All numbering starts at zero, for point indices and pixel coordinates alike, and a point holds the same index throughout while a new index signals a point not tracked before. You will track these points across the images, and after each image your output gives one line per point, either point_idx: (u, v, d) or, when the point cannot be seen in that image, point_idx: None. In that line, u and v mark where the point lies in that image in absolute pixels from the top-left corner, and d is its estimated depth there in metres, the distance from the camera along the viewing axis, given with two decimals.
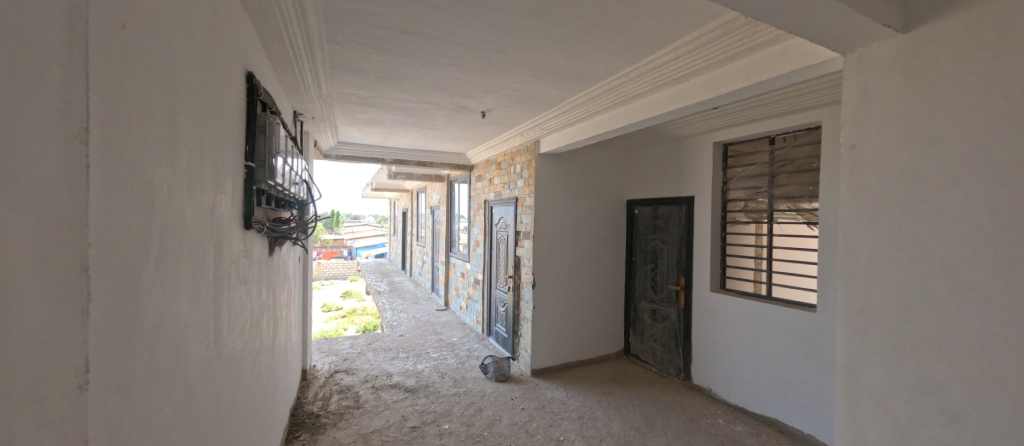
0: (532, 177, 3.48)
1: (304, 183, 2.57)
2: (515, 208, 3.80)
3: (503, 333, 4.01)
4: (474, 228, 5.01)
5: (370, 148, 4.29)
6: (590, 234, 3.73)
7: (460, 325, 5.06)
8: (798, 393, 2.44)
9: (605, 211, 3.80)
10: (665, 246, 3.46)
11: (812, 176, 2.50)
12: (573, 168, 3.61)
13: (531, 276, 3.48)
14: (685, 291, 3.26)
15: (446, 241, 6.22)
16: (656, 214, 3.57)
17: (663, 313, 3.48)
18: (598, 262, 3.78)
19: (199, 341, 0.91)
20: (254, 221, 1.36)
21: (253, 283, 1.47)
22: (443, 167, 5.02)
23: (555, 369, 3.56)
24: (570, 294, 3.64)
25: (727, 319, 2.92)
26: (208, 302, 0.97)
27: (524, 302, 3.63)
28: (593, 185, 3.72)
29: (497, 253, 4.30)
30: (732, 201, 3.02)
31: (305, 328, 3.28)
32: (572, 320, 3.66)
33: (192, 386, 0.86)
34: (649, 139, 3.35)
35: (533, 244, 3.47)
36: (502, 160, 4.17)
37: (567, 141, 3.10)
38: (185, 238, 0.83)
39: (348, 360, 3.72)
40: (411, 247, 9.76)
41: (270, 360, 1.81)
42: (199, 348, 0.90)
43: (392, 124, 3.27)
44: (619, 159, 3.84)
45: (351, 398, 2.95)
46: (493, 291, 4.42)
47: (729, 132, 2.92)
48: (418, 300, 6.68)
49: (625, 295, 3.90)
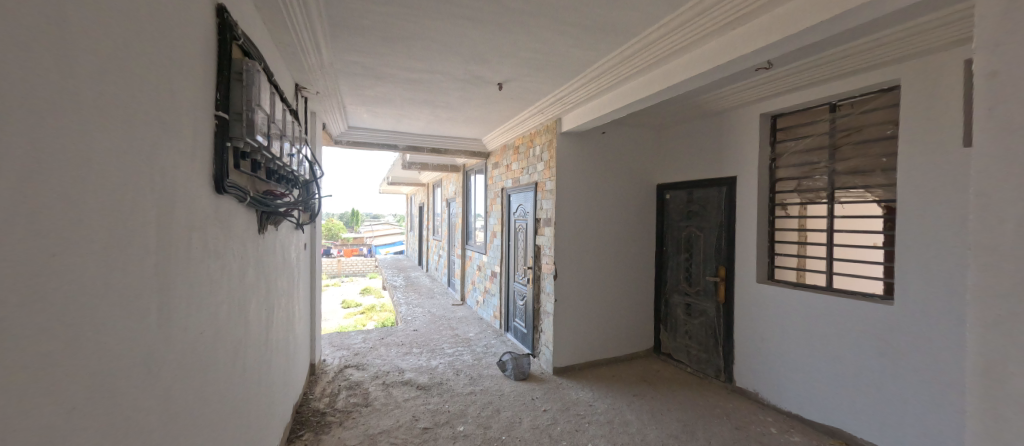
0: (553, 158, 3.21)
1: (307, 161, 2.37)
2: (535, 194, 3.53)
3: (523, 329, 3.75)
4: (491, 218, 4.78)
5: (382, 133, 4.09)
6: (616, 222, 3.43)
7: (477, 320, 4.83)
8: (868, 400, 2.10)
9: (633, 197, 3.48)
10: (701, 233, 3.13)
11: (884, 146, 2.14)
12: (597, 150, 3.31)
13: (552, 267, 3.21)
14: (725, 283, 2.92)
15: (462, 234, 6.02)
16: (691, 199, 3.23)
17: (698, 308, 3.14)
18: (625, 252, 3.47)
19: (111, 322, 0.69)
20: (229, 185, 1.16)
21: (232, 262, 1.26)
22: (459, 155, 4.78)
23: (579, 367, 3.28)
24: (594, 286, 3.35)
25: (777, 314, 2.57)
26: (135, 273, 0.75)
27: (544, 295, 3.36)
28: (619, 168, 3.41)
29: (515, 243, 4.05)
30: (782, 180, 2.66)
31: (314, 320, 3.13)
32: (597, 315, 3.36)
33: (86, 385, 0.63)
34: (684, 113, 3.01)
35: (554, 231, 3.19)
36: (520, 143, 3.91)
37: (592, 116, 2.80)
38: (73, 181, 0.60)
39: (359, 355, 3.55)
40: (427, 242, 9.63)
41: (262, 352, 1.62)
42: (108, 331, 0.68)
43: (403, 102, 3.04)
44: (649, 139, 3.50)
45: (359, 395, 2.76)
46: (511, 284, 4.17)
47: (778, 101, 2.56)
48: (434, 295, 6.51)
49: (655, 288, 3.57)
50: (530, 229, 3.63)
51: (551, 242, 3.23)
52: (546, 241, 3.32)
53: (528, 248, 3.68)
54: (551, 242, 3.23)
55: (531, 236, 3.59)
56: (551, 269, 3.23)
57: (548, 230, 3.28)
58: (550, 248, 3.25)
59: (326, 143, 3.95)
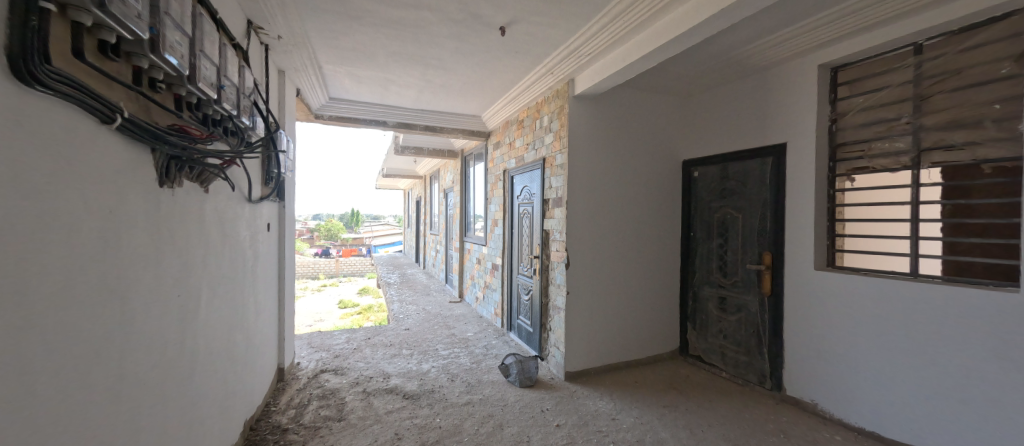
0: (565, 127, 2.74)
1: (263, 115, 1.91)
2: (542, 172, 3.06)
3: (528, 328, 3.27)
4: (491, 206, 4.32)
5: (369, 107, 3.63)
6: (636, 203, 2.96)
7: (476, 318, 4.36)
8: (982, 415, 1.64)
9: (655, 174, 3.02)
10: (740, 214, 2.65)
11: (996, 89, 1.67)
12: (615, 118, 2.84)
13: (564, 254, 2.73)
14: (771, 272, 2.44)
15: (460, 225, 5.55)
16: (727, 174, 2.75)
17: (736, 302, 2.67)
18: (647, 238, 3.00)
19: None
20: (46, 76, 0.69)
21: (74, 213, 0.79)
22: (456, 135, 4.31)
23: (595, 372, 2.80)
24: (611, 278, 2.88)
25: (843, 308, 2.10)
26: None
27: (554, 288, 2.89)
28: (640, 140, 2.94)
29: (518, 230, 3.58)
30: (847, 145, 2.17)
31: (284, 318, 2.65)
32: (615, 310, 2.89)
33: None
34: (719, 71, 2.55)
35: (566, 211, 2.72)
36: (524, 116, 3.44)
37: (613, 69, 2.33)
38: None
39: (340, 358, 3.07)
40: (424, 237, 9.17)
41: (169, 356, 1.15)
42: None
43: (387, 59, 2.58)
44: (673, 108, 3.04)
45: (333, 407, 2.28)
46: (515, 277, 3.69)
47: (843, 47, 2.09)
48: (430, 292, 6.04)
49: (681, 281, 3.10)
50: (536, 212, 3.16)
51: (561, 226, 2.77)
52: (555, 226, 2.86)
53: (534, 235, 3.22)
54: (562, 225, 2.76)
55: (538, 220, 3.12)
56: (562, 256, 2.76)
57: (558, 211, 2.82)
58: (560, 233, 2.78)
59: (305, 117, 3.49)
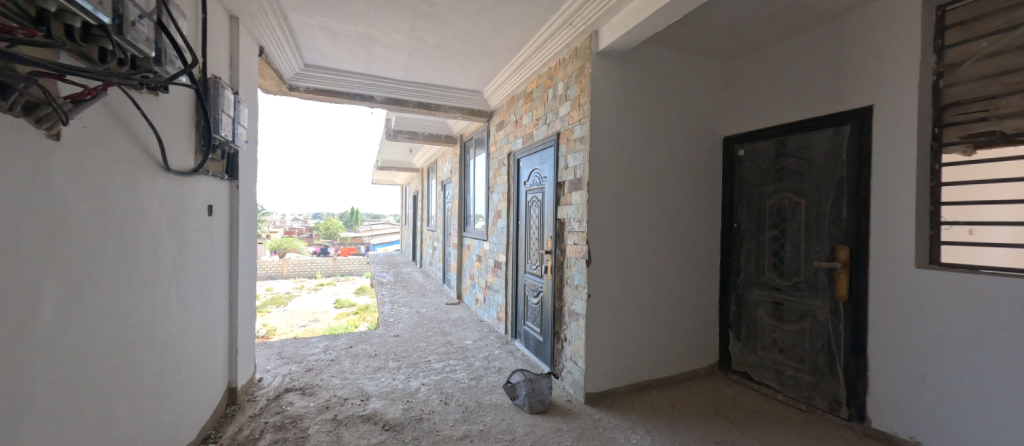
0: (585, 91, 2.23)
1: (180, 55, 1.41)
2: (555, 149, 2.55)
3: (538, 336, 2.76)
4: (494, 195, 3.80)
5: (352, 78, 3.12)
6: (670, 187, 2.45)
7: (476, 323, 3.85)
8: None
9: (691, 152, 2.51)
10: (803, 199, 2.13)
11: None
12: (645, 83, 2.34)
13: (584, 248, 2.22)
14: (849, 271, 1.93)
15: (459, 219, 5.04)
16: (785, 150, 2.23)
17: (796, 308, 2.15)
18: (682, 229, 2.49)
19: None
20: None
21: None
22: (454, 115, 3.80)
23: (621, 393, 2.29)
24: (640, 277, 2.37)
25: (960, 319, 1.59)
26: None
27: (570, 289, 2.38)
28: (675, 111, 2.43)
29: (525, 221, 3.07)
30: (960, 105, 1.61)
31: (238, 325, 2.13)
32: (645, 317, 2.38)
33: None
34: (780, 20, 2.04)
35: (586, 196, 2.21)
36: (533, 87, 2.94)
37: (650, 9, 1.82)
38: None
39: (312, 373, 2.55)
40: (421, 234, 8.65)
41: None
42: None
43: (366, 2, 2.07)
44: (713, 74, 2.53)
45: (290, 443, 1.77)
46: (521, 276, 3.18)
47: None
48: (425, 293, 5.54)
49: (722, 281, 2.58)
50: (549, 199, 2.65)
51: (581, 213, 2.25)
52: (573, 213, 2.34)
53: (545, 227, 2.71)
54: (582, 213, 2.24)
55: (550, 208, 2.62)
56: (581, 252, 2.25)
57: (577, 194, 2.29)
58: (580, 222, 2.26)
59: (277, 88, 2.98)
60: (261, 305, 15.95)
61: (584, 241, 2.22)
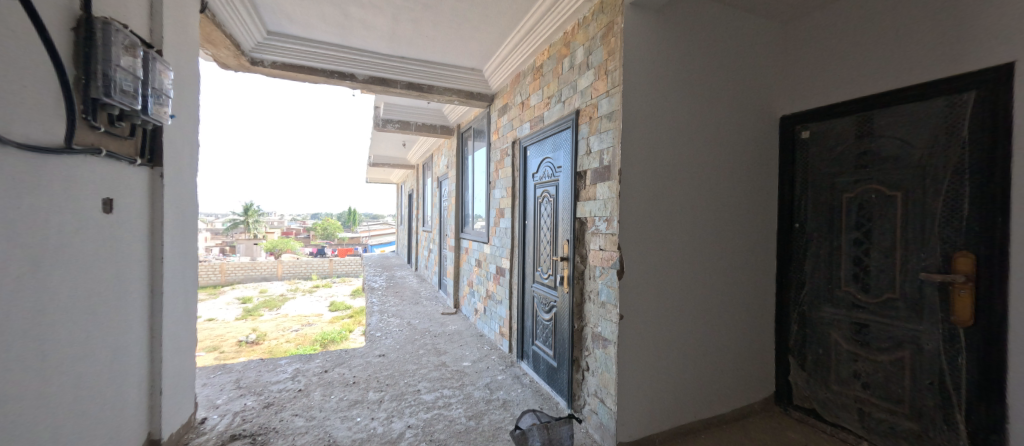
0: (615, 52, 1.74)
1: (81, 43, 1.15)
2: (573, 131, 2.06)
3: (552, 361, 2.28)
4: (496, 191, 3.31)
5: (327, 50, 2.62)
6: (716, 177, 1.96)
7: (475, 338, 3.36)
8: None
9: (742, 134, 2.02)
10: (899, 193, 1.64)
11: None
12: (689, 44, 1.84)
13: (613, 256, 1.73)
14: (975, 288, 1.44)
15: (456, 219, 4.54)
16: (870, 130, 1.75)
17: (889, 334, 1.66)
18: (731, 232, 2.00)
19: None
20: None
21: None
22: (450, 99, 3.31)
23: (661, 440, 1.80)
24: (682, 291, 1.88)
25: None
26: None
27: (595, 306, 1.88)
28: (723, 83, 1.94)
29: (535, 221, 2.57)
30: None
31: (165, 357, 1.64)
32: (688, 342, 1.89)
33: None
34: None
35: (616, 188, 1.71)
36: (544, 59, 2.44)
37: None
38: None
39: (271, 410, 2.06)
40: (416, 235, 8.14)
41: None
42: None
43: None
44: (769, 37, 2.04)
45: None
46: (528, 286, 2.69)
47: None
48: (420, 300, 5.04)
49: (778, 294, 2.09)
50: (566, 195, 2.15)
51: (610, 210, 1.75)
52: (598, 211, 1.84)
53: (560, 228, 2.22)
54: (611, 210, 1.75)
55: (567, 205, 2.12)
56: (610, 261, 1.75)
57: (604, 187, 1.80)
58: (608, 222, 1.77)
59: (237, 61, 2.49)
60: (254, 309, 15.45)
61: (614, 246, 1.73)
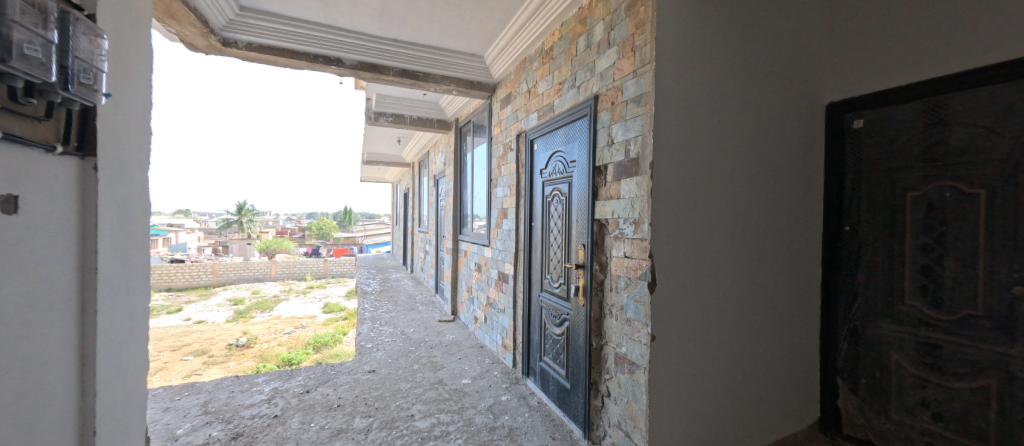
0: (645, 23, 1.47)
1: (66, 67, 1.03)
2: (591, 120, 1.79)
3: (564, 382, 2.01)
4: (498, 190, 3.04)
5: (310, 31, 2.34)
6: (755, 174, 1.68)
7: (475, 349, 3.08)
8: None
9: (788, 122, 1.76)
10: (983, 191, 1.37)
11: None
12: (729, 14, 1.56)
13: (643, 265, 1.46)
14: None
15: (454, 219, 4.27)
16: (943, 116, 1.47)
17: (967, 359, 1.40)
18: (772, 236, 1.74)
19: None
20: None
21: None
22: (449, 88, 3.03)
23: None
24: (719, 306, 1.60)
25: None
26: None
27: (618, 324, 1.61)
28: (765, 64, 1.67)
29: (543, 222, 2.30)
30: None
31: None
32: (726, 365, 1.62)
33: None
34: None
35: (646, 186, 1.44)
36: (554, 40, 2.17)
37: None
38: None
39: (240, 442, 1.77)
40: (411, 236, 7.85)
41: None
42: None
43: None
44: (815, 13, 1.77)
45: None
46: (535, 295, 2.42)
47: None
48: (415, 305, 4.75)
49: (824, 307, 1.83)
50: (582, 192, 1.88)
51: (639, 211, 1.47)
52: (623, 211, 1.56)
53: (575, 231, 1.95)
54: (640, 211, 1.47)
55: (584, 204, 1.85)
56: (639, 271, 1.48)
57: (631, 182, 1.52)
58: (636, 224, 1.49)
59: (206, 41, 2.20)
60: (245, 311, 15.09)
61: (644, 252, 1.45)
